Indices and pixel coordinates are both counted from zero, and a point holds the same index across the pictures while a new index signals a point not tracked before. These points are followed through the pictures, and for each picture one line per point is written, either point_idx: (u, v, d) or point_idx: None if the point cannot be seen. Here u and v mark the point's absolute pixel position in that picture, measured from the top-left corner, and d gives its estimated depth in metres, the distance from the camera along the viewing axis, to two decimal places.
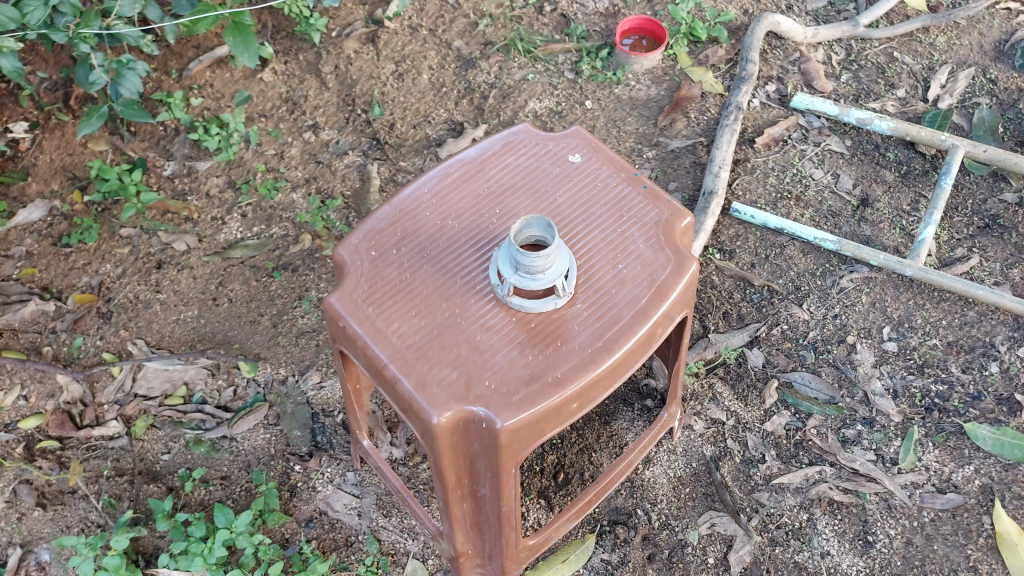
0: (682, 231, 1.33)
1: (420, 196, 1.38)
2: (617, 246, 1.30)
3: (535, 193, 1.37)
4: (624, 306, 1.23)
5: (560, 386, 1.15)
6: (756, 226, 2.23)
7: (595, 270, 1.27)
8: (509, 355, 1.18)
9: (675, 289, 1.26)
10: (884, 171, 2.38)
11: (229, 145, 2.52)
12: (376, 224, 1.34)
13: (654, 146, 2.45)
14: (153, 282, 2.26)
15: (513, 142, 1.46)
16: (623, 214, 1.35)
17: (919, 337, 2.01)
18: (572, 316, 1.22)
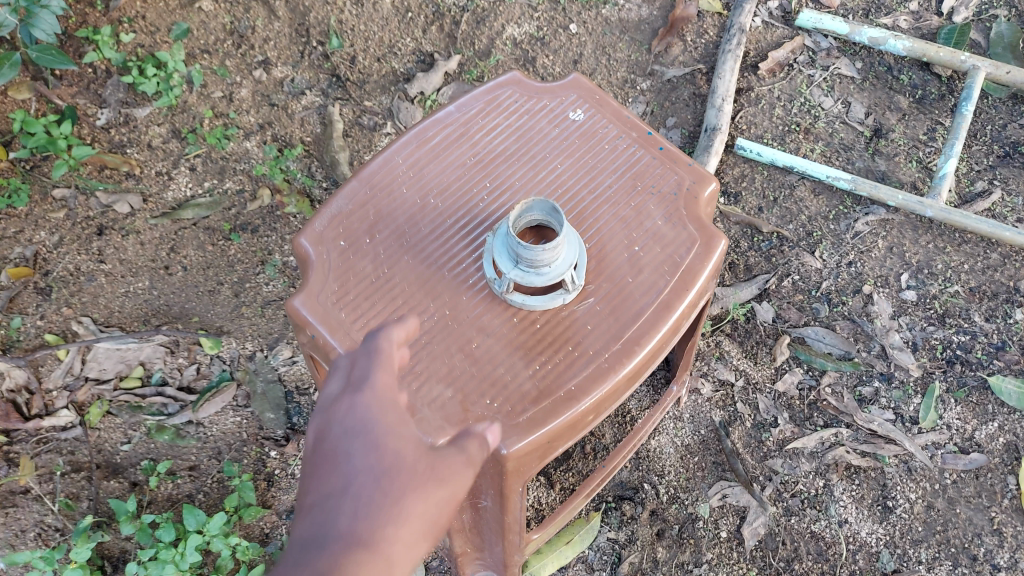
0: (705, 203, 1.18)
1: (394, 167, 1.18)
2: (631, 223, 1.14)
3: (532, 160, 1.20)
4: (643, 299, 1.07)
5: (574, 401, 1.00)
6: (762, 165, 2.03)
7: (607, 253, 1.11)
8: (512, 366, 1.02)
9: (703, 274, 1.10)
10: (898, 96, 2.17)
11: (170, 88, 2.15)
12: (342, 204, 1.15)
13: (649, 75, 2.23)
14: (96, 250, 2.01)
15: (500, 98, 1.27)
16: (638, 185, 1.18)
17: (939, 284, 1.87)
18: (585, 313, 1.06)
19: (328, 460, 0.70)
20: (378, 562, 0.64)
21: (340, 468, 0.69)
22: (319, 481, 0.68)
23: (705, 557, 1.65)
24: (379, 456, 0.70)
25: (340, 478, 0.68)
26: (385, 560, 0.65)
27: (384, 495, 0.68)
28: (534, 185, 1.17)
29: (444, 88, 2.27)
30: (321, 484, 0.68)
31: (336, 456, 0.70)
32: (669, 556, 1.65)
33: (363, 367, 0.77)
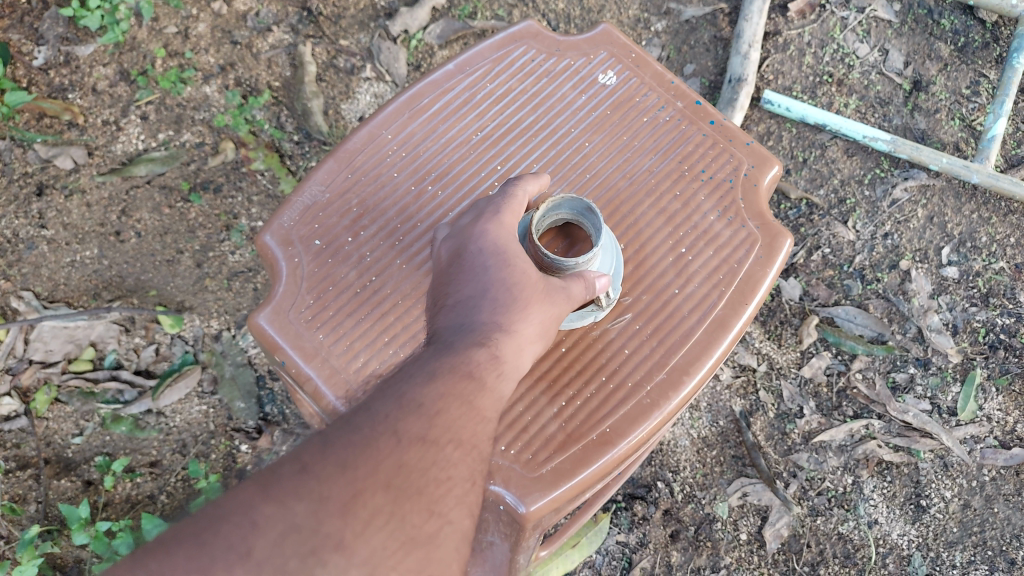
0: (765, 191, 1.17)
1: (385, 145, 1.18)
2: (678, 216, 1.13)
3: (554, 136, 1.18)
4: (693, 321, 1.05)
5: (609, 444, 0.98)
6: (791, 121, 1.81)
7: (650, 259, 1.09)
8: (539, 405, 1.00)
9: (763, 283, 1.09)
10: (939, 43, 1.94)
11: (116, 22, 1.87)
12: (317, 199, 1.15)
13: (664, 14, 1.97)
14: (36, 213, 1.76)
15: (511, 57, 1.24)
16: (687, 168, 1.17)
17: (983, 260, 1.70)
18: (624, 331, 1.04)
19: (466, 274, 0.95)
20: (510, 345, 0.89)
21: (477, 279, 0.94)
22: (461, 290, 0.94)
23: (723, 562, 1.52)
24: (506, 273, 0.94)
25: (477, 283, 0.93)
26: (514, 344, 0.90)
27: (509, 301, 0.92)
28: (561, 169, 1.15)
29: (429, 24, 1.97)
30: (464, 290, 0.93)
31: (473, 270, 0.94)
32: (683, 561, 1.52)
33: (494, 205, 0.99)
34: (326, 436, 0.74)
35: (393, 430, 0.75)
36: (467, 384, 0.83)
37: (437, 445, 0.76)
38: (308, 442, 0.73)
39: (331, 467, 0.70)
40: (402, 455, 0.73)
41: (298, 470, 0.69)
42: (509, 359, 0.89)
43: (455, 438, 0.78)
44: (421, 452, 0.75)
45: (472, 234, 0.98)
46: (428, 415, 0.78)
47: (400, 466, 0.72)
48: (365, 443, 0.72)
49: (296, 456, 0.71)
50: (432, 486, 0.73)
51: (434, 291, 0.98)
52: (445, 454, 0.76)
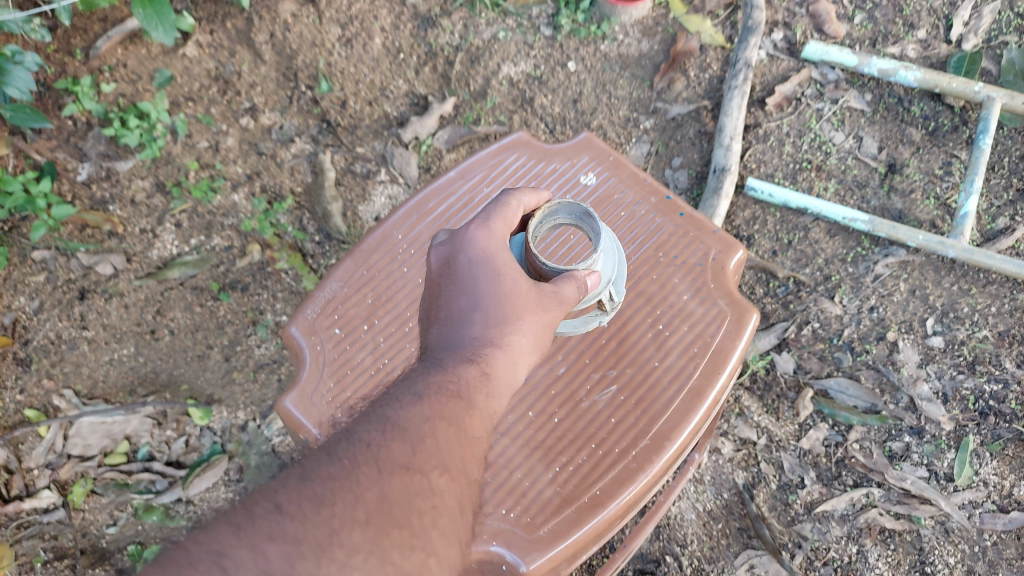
0: (734, 270, 1.28)
1: (395, 242, 1.31)
2: (655, 297, 1.24)
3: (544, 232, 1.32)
4: (673, 390, 1.15)
5: (599, 506, 1.05)
6: (774, 206, 1.94)
7: (632, 335, 1.20)
8: (535, 473, 1.09)
9: (734, 353, 1.18)
10: (909, 129, 2.10)
11: (153, 139, 2.04)
12: (336, 293, 1.28)
13: (651, 112, 2.15)
14: (78, 316, 1.91)
15: (505, 161, 1.39)
16: (662, 256, 1.29)
17: (966, 329, 1.78)
18: (610, 402, 1.14)
19: (459, 286, 1.02)
20: (501, 361, 0.98)
21: (469, 291, 1.02)
22: (454, 302, 1.03)
23: None
24: (495, 284, 1.01)
25: (471, 296, 1.01)
26: (505, 355, 0.99)
27: (502, 315, 1.00)
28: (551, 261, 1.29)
29: (438, 130, 2.16)
30: (457, 303, 1.02)
31: (465, 282, 1.02)
32: None
33: (486, 213, 1.06)
34: (305, 470, 0.80)
35: (376, 460, 0.82)
36: (454, 403, 0.91)
37: (420, 473, 0.83)
38: (288, 473, 0.79)
39: (310, 505, 0.75)
40: (384, 488, 0.79)
41: (274, 511, 0.74)
42: (500, 374, 0.97)
43: (439, 465, 0.85)
44: (403, 482, 0.81)
45: (463, 243, 1.04)
46: (413, 443, 0.85)
47: (381, 501, 0.79)
48: (347, 477, 0.78)
49: (274, 494, 0.76)
50: (414, 518, 0.79)
51: (430, 299, 1.06)
52: (428, 483, 0.83)
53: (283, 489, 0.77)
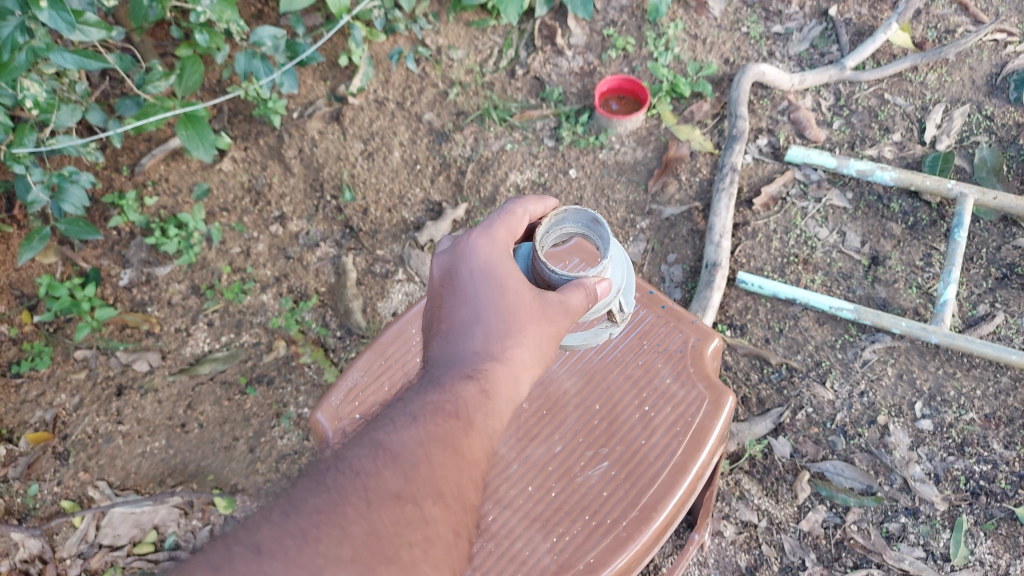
0: (711, 355, 1.41)
1: (410, 336, 1.46)
2: (641, 381, 1.37)
3: None
4: (660, 465, 1.25)
5: (593, 571, 1.13)
6: (765, 297, 2.08)
7: (621, 415, 1.33)
8: (534, 541, 1.18)
9: (713, 430, 1.29)
10: (891, 224, 2.25)
11: (190, 246, 2.27)
12: (356, 382, 1.41)
13: (647, 213, 2.33)
14: (114, 411, 2.05)
15: None
16: (646, 344, 1.43)
17: (954, 412, 1.87)
18: (603, 476, 1.24)
19: (461, 296, 1.13)
20: (501, 371, 1.07)
21: (472, 299, 1.12)
22: (456, 313, 1.13)
23: None
24: (495, 296, 1.12)
25: (473, 308, 1.11)
26: (507, 366, 1.08)
27: (505, 326, 1.10)
28: None
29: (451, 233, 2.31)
30: (460, 315, 1.12)
31: (467, 293, 1.12)
32: None
33: (488, 222, 1.18)
34: (290, 506, 0.85)
35: (365, 492, 0.88)
36: (451, 423, 0.99)
37: (412, 502, 0.90)
38: (271, 511, 0.85)
39: (289, 551, 0.80)
40: (372, 521, 0.85)
41: (253, 553, 0.79)
42: (499, 385, 1.06)
43: (432, 493, 0.92)
44: (394, 512, 0.88)
45: (465, 252, 1.15)
46: (405, 473, 0.92)
47: (369, 535, 0.84)
48: (332, 511, 0.85)
49: (255, 535, 0.81)
50: (403, 554, 0.84)
51: (434, 311, 1.16)
52: (419, 512, 0.89)
53: (264, 534, 0.81)
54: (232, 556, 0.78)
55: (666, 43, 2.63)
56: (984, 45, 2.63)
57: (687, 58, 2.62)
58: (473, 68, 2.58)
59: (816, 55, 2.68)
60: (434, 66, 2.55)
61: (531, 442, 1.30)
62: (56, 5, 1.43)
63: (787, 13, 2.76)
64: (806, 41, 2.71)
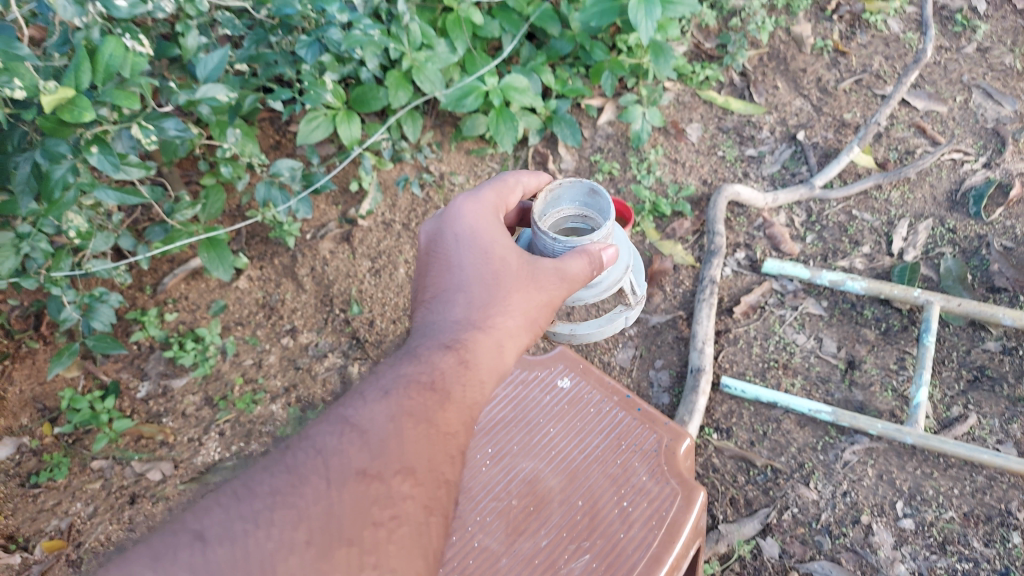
0: (683, 455, 1.56)
1: None
2: (620, 478, 1.52)
3: (529, 427, 1.62)
4: (637, 556, 1.38)
5: None
6: (748, 400, 2.20)
7: (601, 509, 1.46)
8: None
9: (686, 524, 1.42)
10: (865, 329, 2.39)
11: (206, 358, 2.42)
12: None
13: (635, 321, 2.48)
14: (127, 519, 2.11)
15: None
16: (623, 444, 1.59)
17: (934, 510, 1.94)
18: (585, 567, 1.36)
19: (449, 264, 1.34)
20: (483, 332, 1.25)
21: (459, 264, 1.33)
22: (444, 279, 1.33)
23: None
24: (476, 264, 1.32)
25: (460, 275, 1.32)
26: (491, 330, 1.27)
27: (487, 291, 1.30)
28: (535, 448, 1.57)
29: None
30: (449, 281, 1.32)
31: (455, 258, 1.34)
32: None
33: (477, 191, 1.41)
34: (244, 489, 0.98)
35: (326, 473, 1.01)
36: (427, 396, 1.14)
37: (374, 479, 1.02)
38: (225, 496, 0.97)
39: (239, 536, 0.92)
40: (331, 504, 0.97)
41: (197, 538, 0.91)
42: (480, 345, 1.24)
43: (400, 471, 1.04)
44: (360, 487, 1.01)
45: (453, 220, 1.37)
46: (372, 452, 1.05)
47: (326, 514, 0.96)
48: (288, 494, 0.97)
49: (203, 521, 0.93)
50: (365, 535, 0.96)
51: (426, 279, 1.37)
52: (383, 491, 1.01)
53: (214, 524, 0.93)
54: (174, 547, 0.89)
55: (648, 167, 2.88)
56: (943, 164, 2.86)
57: (667, 180, 2.86)
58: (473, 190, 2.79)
59: (788, 175, 2.91)
60: (438, 190, 2.77)
61: (519, 536, 1.41)
62: (105, 149, 1.65)
63: (759, 138, 3.02)
64: (778, 163, 2.95)
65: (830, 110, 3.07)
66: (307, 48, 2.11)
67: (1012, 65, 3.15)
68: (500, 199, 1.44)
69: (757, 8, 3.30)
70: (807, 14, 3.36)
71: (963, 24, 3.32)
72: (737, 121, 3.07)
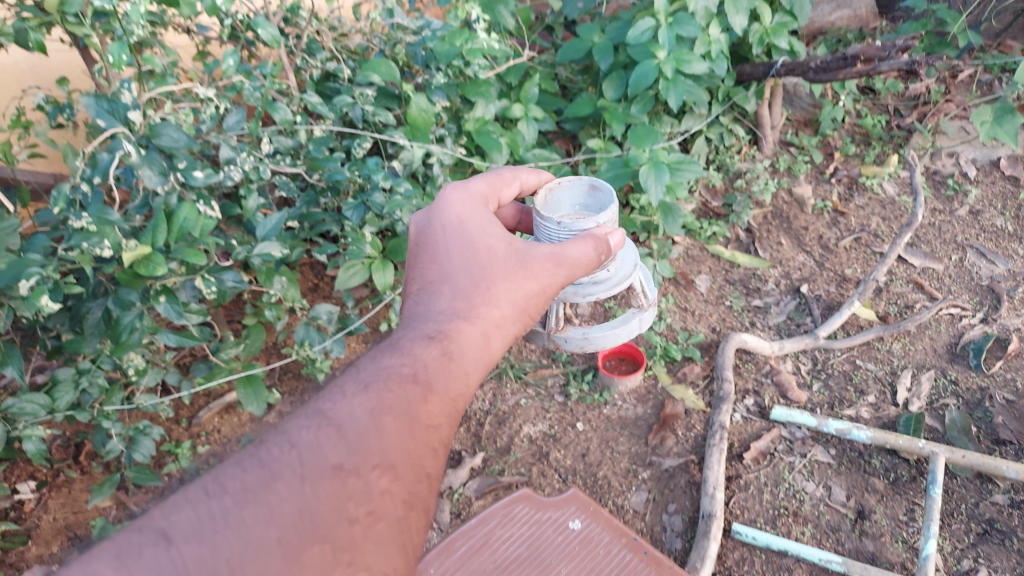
0: None
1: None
2: None
3: (542, 566, 1.78)
4: None
5: None
6: (759, 547, 2.24)
7: None
8: None
9: None
10: (874, 477, 2.45)
11: None
12: None
13: (648, 464, 2.55)
14: None
15: (514, 511, 1.90)
16: None
17: None
18: None
19: (437, 256, 1.41)
20: (469, 321, 1.30)
21: (447, 257, 1.40)
22: (432, 272, 1.39)
23: None
24: (465, 256, 1.40)
25: (447, 267, 1.39)
26: (478, 319, 1.31)
27: (474, 282, 1.36)
28: None
29: (470, 480, 2.51)
30: (436, 275, 1.38)
31: (443, 250, 1.41)
32: None
33: (465, 185, 1.53)
34: (214, 484, 0.97)
35: (299, 469, 1.01)
36: (412, 387, 1.16)
37: (350, 473, 1.03)
38: (195, 491, 0.96)
39: (208, 534, 0.92)
40: (303, 502, 0.98)
41: (159, 539, 0.90)
42: (464, 336, 1.27)
43: (377, 467, 1.05)
44: (335, 482, 1.01)
45: (441, 213, 1.47)
46: (350, 445, 1.06)
47: (298, 514, 0.96)
48: (256, 491, 0.97)
49: (168, 522, 0.93)
50: (340, 534, 0.97)
51: (412, 273, 1.43)
52: (360, 488, 1.02)
53: (180, 523, 0.92)
54: (139, 547, 0.89)
55: (659, 314, 3.07)
56: (942, 318, 3.02)
57: (678, 327, 3.03)
58: None
59: (793, 325, 3.06)
60: None
61: None
62: (171, 297, 1.86)
63: (764, 289, 3.22)
64: (783, 313, 3.11)
65: (831, 265, 3.28)
66: (353, 209, 2.36)
67: (1003, 226, 3.36)
68: (490, 189, 1.57)
69: (761, 171, 3.66)
70: (807, 177, 3.71)
71: (954, 188, 3.58)
72: (743, 273, 3.29)
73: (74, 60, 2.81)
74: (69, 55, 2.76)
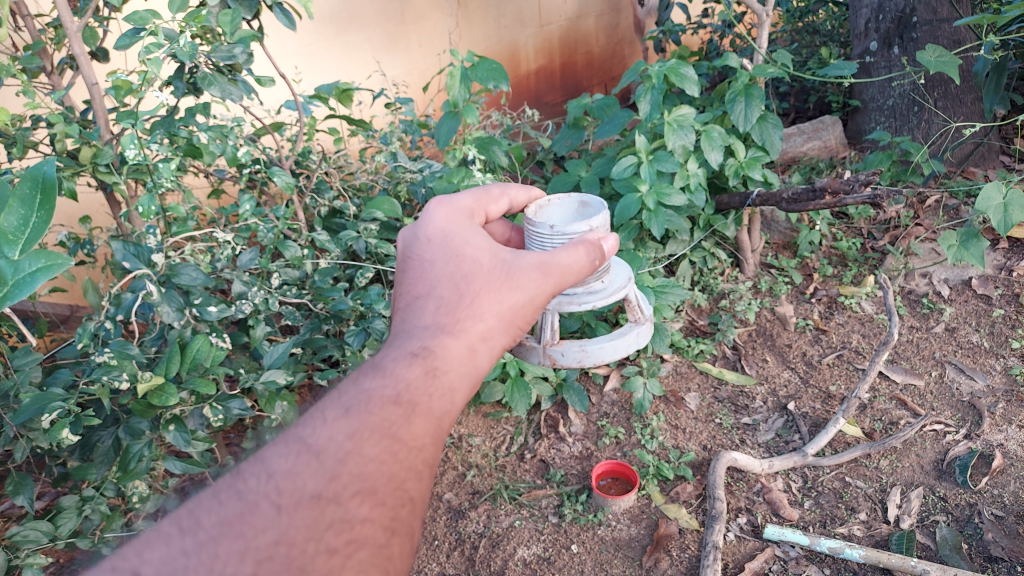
0: None
1: None
2: None
3: None
4: None
5: None
6: None
7: None
8: None
9: None
10: None
11: None
12: None
13: None
14: None
15: None
16: None
17: None
18: None
19: (420, 268, 1.56)
20: (453, 333, 1.41)
21: (431, 273, 1.53)
22: (415, 288, 1.52)
23: None
24: (451, 271, 1.52)
25: (430, 284, 1.51)
26: (463, 334, 1.42)
27: (459, 298, 1.48)
28: None
29: None
30: (421, 291, 1.51)
31: (426, 264, 1.55)
32: None
33: (446, 197, 1.70)
34: (191, 523, 1.03)
35: (278, 503, 1.07)
36: (394, 409, 1.24)
37: (329, 502, 1.09)
38: (170, 529, 1.03)
39: (179, 571, 0.97)
40: (282, 533, 1.03)
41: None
42: (446, 353, 1.37)
43: (355, 495, 1.11)
44: (317, 510, 1.07)
45: (425, 227, 1.63)
46: (331, 474, 1.12)
47: (275, 545, 1.02)
48: (234, 526, 1.03)
49: (146, 559, 0.98)
50: (317, 563, 1.02)
51: (399, 287, 1.57)
52: (339, 515, 1.08)
53: (153, 562, 0.98)
54: None
55: (651, 432, 3.14)
56: (926, 434, 3.10)
57: (669, 444, 3.10)
58: (489, 453, 3.13)
59: (782, 441, 3.12)
60: (457, 452, 3.13)
61: None
62: (179, 425, 1.95)
63: (752, 407, 3.30)
64: (771, 430, 3.18)
65: (816, 381, 3.39)
66: (355, 334, 2.44)
67: (979, 343, 3.49)
68: (476, 203, 1.74)
69: (743, 291, 3.83)
70: (788, 297, 3.88)
71: (929, 306, 3.74)
72: (731, 390, 3.39)
73: (98, 201, 3.08)
74: (94, 196, 3.03)
